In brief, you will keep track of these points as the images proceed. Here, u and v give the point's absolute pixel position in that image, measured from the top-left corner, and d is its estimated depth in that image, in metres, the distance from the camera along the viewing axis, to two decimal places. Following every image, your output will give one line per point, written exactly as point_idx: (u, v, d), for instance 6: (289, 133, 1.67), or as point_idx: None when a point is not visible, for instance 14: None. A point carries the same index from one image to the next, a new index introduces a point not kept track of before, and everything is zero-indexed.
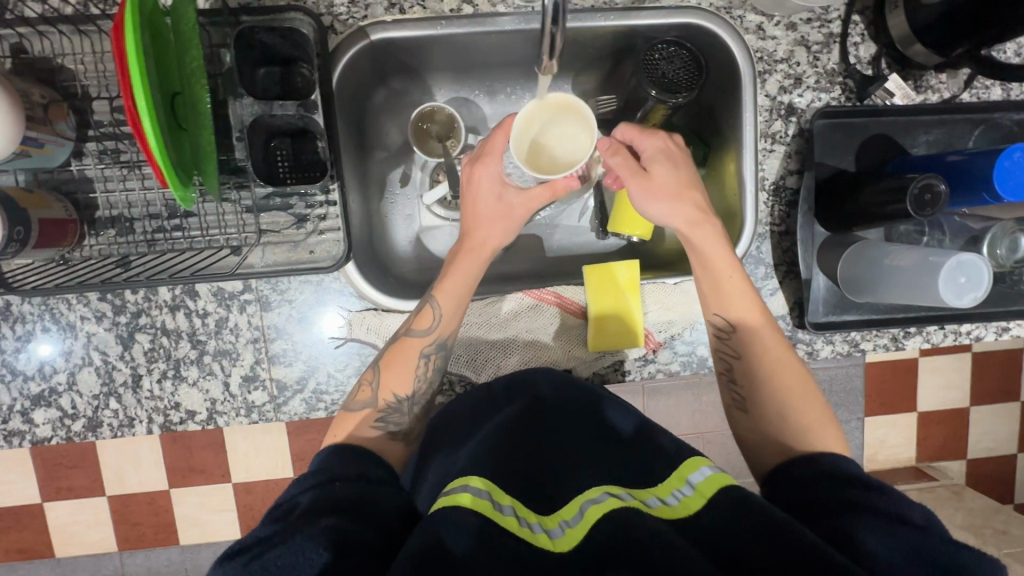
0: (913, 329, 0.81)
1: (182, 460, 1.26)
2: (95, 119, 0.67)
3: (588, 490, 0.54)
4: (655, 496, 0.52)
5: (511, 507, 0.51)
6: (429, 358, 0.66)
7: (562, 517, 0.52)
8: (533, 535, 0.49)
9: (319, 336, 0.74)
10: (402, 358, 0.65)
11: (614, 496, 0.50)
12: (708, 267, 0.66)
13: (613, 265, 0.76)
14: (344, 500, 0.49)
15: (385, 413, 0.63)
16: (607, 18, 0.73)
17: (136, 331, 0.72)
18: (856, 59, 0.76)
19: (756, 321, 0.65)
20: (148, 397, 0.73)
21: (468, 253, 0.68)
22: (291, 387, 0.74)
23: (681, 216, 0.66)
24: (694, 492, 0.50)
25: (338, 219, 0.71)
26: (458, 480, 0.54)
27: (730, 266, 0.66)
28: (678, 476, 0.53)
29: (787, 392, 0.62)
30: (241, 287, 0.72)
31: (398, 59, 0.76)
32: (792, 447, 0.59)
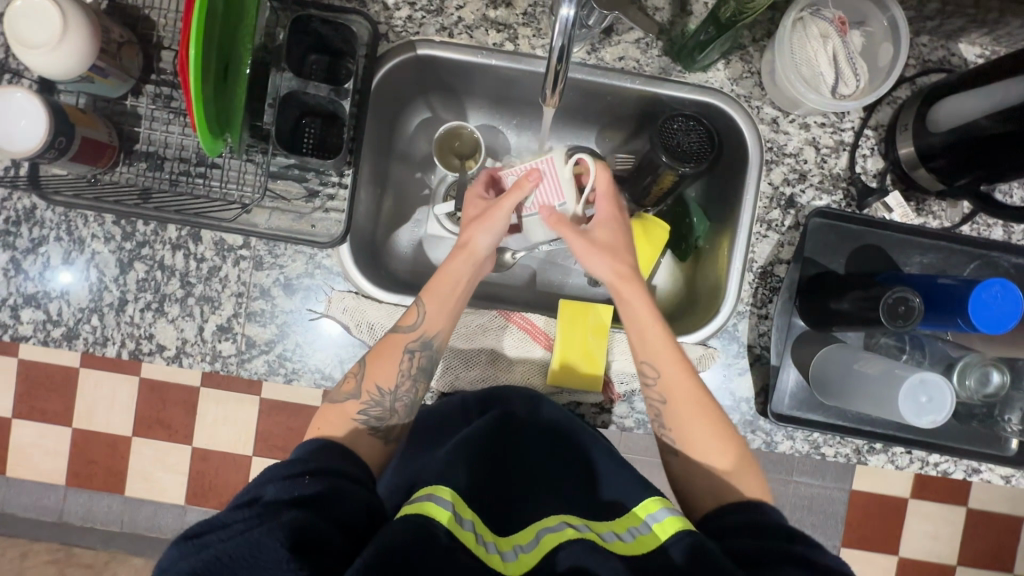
0: (878, 445, 0.79)
1: (152, 412, 1.28)
2: (160, 66, 0.75)
3: (544, 518, 0.56)
4: (611, 531, 0.55)
5: (470, 522, 0.52)
6: (416, 352, 0.70)
7: (515, 540, 0.54)
8: (487, 555, 0.49)
9: (298, 306, 0.77)
10: (386, 356, 0.69)
11: (573, 527, 0.53)
12: (636, 318, 0.70)
13: (587, 305, 0.78)
14: (306, 495, 0.50)
15: (367, 405, 0.67)
16: (634, 81, 0.78)
17: (135, 260, 0.77)
18: (862, 169, 0.78)
19: (680, 370, 0.68)
20: (127, 321, 0.77)
21: (440, 280, 0.73)
22: (258, 346, 0.77)
23: (617, 262, 0.72)
24: (650, 531, 0.53)
25: (345, 202, 0.76)
26: (425, 486, 0.53)
27: (658, 325, 0.70)
28: (638, 513, 0.56)
29: (715, 454, 0.65)
30: (241, 242, 0.77)
31: (441, 76, 0.83)
32: (721, 494, 0.63)
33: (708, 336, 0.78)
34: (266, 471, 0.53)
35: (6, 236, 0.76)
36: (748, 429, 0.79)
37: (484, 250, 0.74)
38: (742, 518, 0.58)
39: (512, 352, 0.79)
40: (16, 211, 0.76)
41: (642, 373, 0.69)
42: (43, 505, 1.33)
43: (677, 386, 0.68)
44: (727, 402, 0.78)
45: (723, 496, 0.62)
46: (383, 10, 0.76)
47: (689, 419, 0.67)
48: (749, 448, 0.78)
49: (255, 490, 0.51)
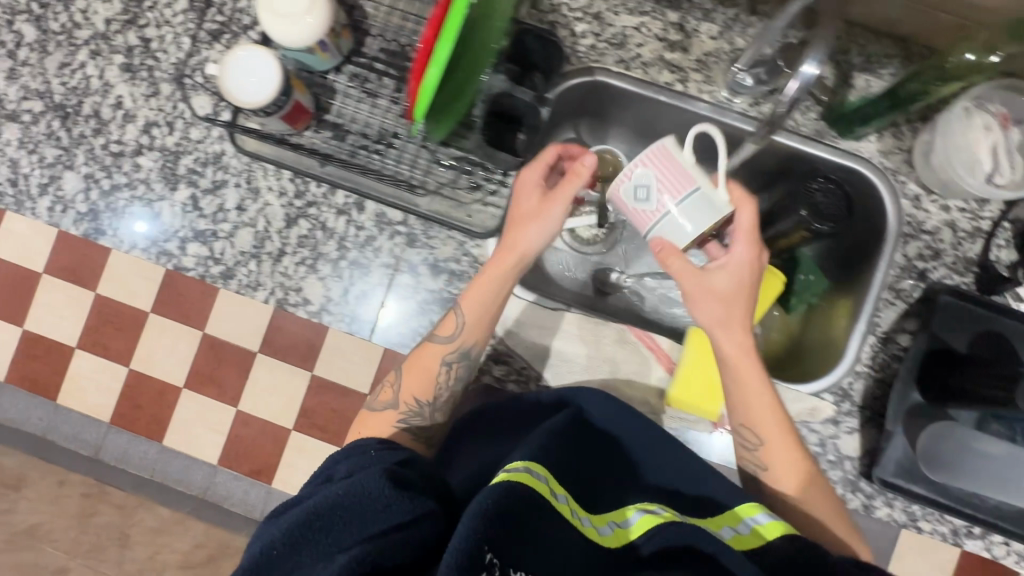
0: (976, 530, 0.79)
1: None
2: (363, 50, 0.82)
3: (640, 502, 0.61)
4: (712, 526, 0.62)
5: (565, 496, 0.55)
6: (451, 364, 0.74)
7: (612, 517, 0.59)
8: (585, 529, 0.55)
9: (440, 288, 0.82)
10: (422, 366, 0.74)
11: (658, 512, 0.58)
12: (739, 388, 0.72)
13: None
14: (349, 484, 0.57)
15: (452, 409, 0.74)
16: (788, 138, 0.83)
17: (302, 217, 0.83)
18: (996, 259, 0.81)
19: (779, 435, 0.71)
20: (281, 272, 0.83)
21: (478, 284, 0.74)
22: (396, 317, 0.82)
23: (727, 329, 0.72)
24: (752, 530, 0.61)
25: (504, 199, 0.82)
26: (517, 457, 0.55)
27: (763, 393, 0.71)
28: (736, 512, 0.63)
29: (809, 504, 0.71)
30: (400, 219, 0.82)
31: (601, 101, 0.88)
32: (813, 539, 0.70)
33: (823, 389, 0.80)
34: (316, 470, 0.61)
35: (192, 173, 0.83)
36: (848, 487, 0.80)
37: (536, 249, 0.74)
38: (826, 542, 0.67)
39: (631, 369, 0.82)
40: (206, 154, 0.83)
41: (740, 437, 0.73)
42: None
43: (778, 446, 0.71)
44: (831, 456, 0.80)
45: (816, 541, 0.70)
46: (571, 36, 0.83)
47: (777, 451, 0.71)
48: (847, 507, 0.80)
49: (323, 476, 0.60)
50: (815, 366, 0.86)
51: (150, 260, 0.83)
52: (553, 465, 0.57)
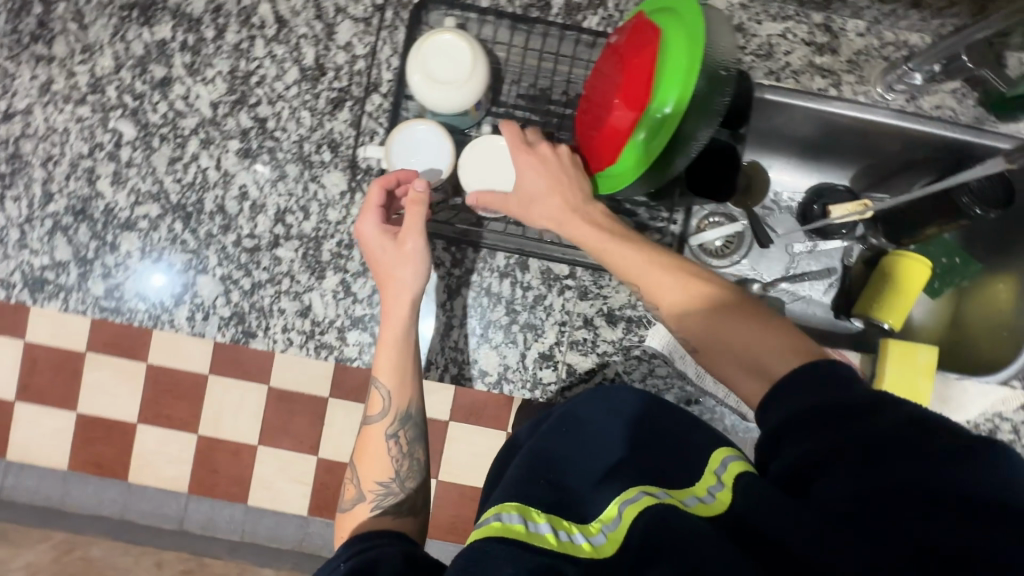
0: None
1: (280, 421, 1.18)
2: (502, 99, 0.77)
3: (624, 491, 0.51)
4: (693, 496, 0.49)
5: (546, 525, 0.49)
6: (393, 440, 0.70)
7: (600, 524, 0.49)
8: (571, 547, 0.46)
9: (621, 337, 0.79)
10: (375, 455, 0.70)
11: (652, 496, 0.49)
12: (623, 261, 0.65)
13: (916, 345, 0.76)
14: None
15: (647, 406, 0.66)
16: (945, 130, 0.82)
17: (464, 286, 0.78)
18: None
19: (682, 287, 0.63)
20: (452, 347, 0.78)
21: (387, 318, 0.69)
22: (580, 375, 0.78)
23: (563, 198, 0.68)
24: (725, 488, 0.48)
25: (674, 237, 0.78)
26: (492, 507, 0.52)
27: (627, 249, 0.65)
28: (712, 475, 0.51)
29: (754, 347, 0.58)
30: (567, 273, 0.78)
31: None
32: (759, 368, 0.56)
33: (1010, 376, 0.80)
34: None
35: (337, 258, 0.78)
36: None
37: (416, 287, 0.68)
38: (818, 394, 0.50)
39: None
40: (350, 234, 0.78)
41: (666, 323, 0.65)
42: (162, 513, 1.20)
43: (675, 294, 0.63)
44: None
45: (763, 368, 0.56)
46: None
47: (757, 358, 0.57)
48: None
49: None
50: (995, 355, 0.86)
51: (308, 356, 0.78)
52: (522, 499, 0.52)
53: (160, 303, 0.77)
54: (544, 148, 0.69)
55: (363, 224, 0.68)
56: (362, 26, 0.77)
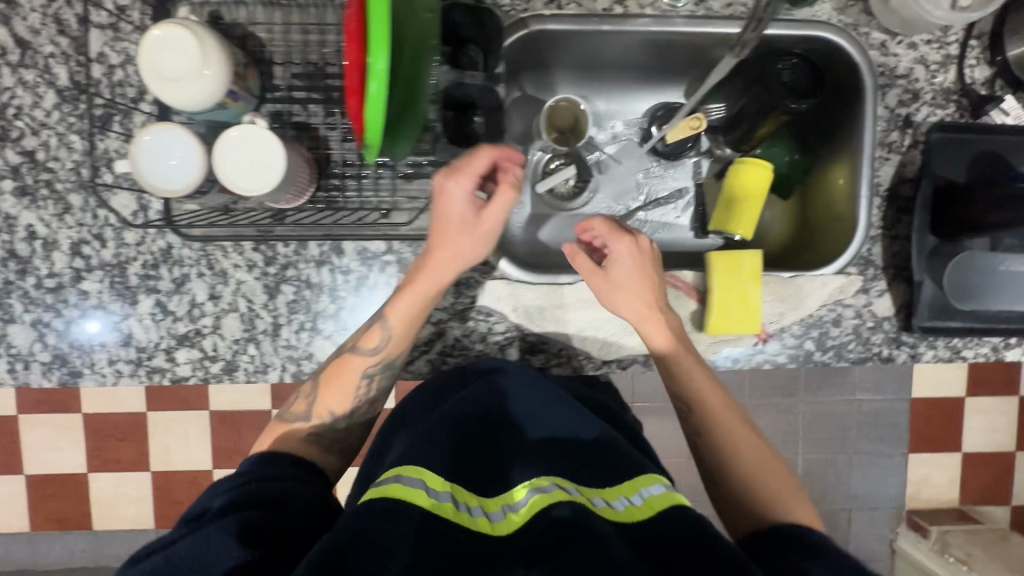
0: (1014, 341, 0.83)
1: (229, 441, 1.18)
2: (275, 82, 0.73)
3: (534, 477, 0.52)
4: (601, 496, 0.51)
5: (448, 493, 0.50)
6: (365, 385, 0.72)
7: (503, 502, 0.51)
8: (472, 521, 0.48)
9: (451, 302, 0.78)
10: (339, 396, 0.71)
11: (562, 489, 0.50)
12: (665, 355, 0.74)
13: (739, 252, 0.76)
14: (204, 512, 0.53)
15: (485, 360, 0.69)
16: (741, 26, 0.79)
17: (283, 282, 0.76)
18: (972, 79, 0.79)
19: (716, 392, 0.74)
20: (285, 345, 0.77)
21: (419, 282, 0.70)
22: (419, 346, 0.79)
23: (640, 305, 0.73)
24: (643, 504, 0.50)
25: (483, 190, 0.76)
26: (391, 468, 0.52)
27: (673, 348, 0.74)
28: (630, 484, 0.53)
29: (735, 440, 0.72)
30: (384, 248, 0.77)
31: (541, 50, 0.86)
32: (748, 474, 0.69)
33: (846, 263, 0.81)
34: (212, 488, 0.58)
35: (147, 279, 0.75)
36: (892, 345, 0.83)
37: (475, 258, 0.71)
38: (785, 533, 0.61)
39: (665, 312, 0.80)
40: (153, 253, 0.75)
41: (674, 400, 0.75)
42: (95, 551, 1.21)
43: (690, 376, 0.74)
44: (869, 323, 0.82)
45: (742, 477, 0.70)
46: None
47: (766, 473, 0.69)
48: (895, 362, 0.82)
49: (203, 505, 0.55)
50: (830, 242, 0.86)
51: (142, 384, 0.76)
52: (430, 461, 0.53)
53: (91, 350, 0.75)
54: (611, 265, 0.74)
55: (451, 185, 0.67)
56: (111, 33, 0.72)
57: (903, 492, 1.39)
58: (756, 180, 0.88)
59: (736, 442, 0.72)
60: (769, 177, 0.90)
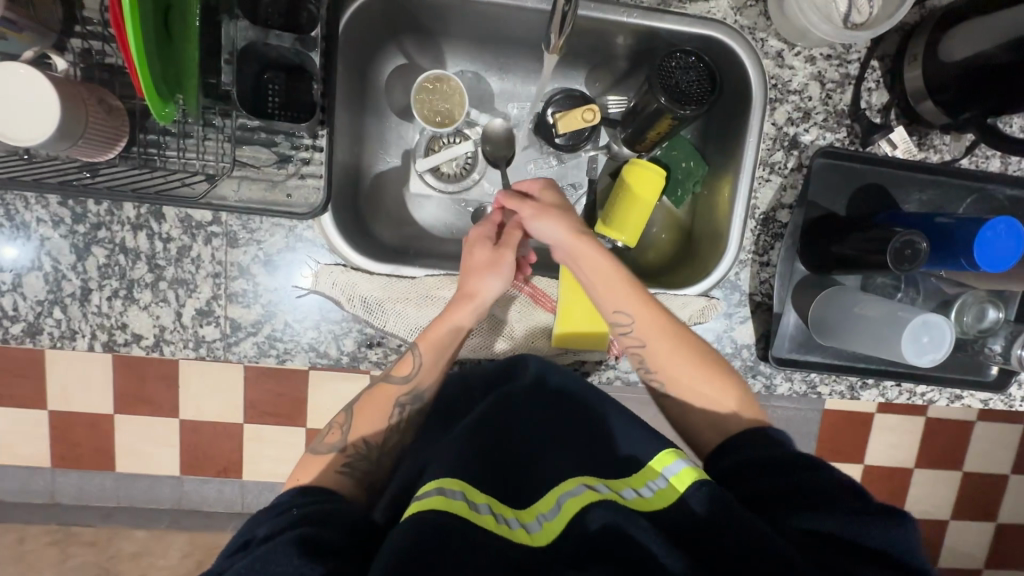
0: (870, 381, 0.81)
1: (131, 387, 1.02)
2: (84, 14, 0.63)
3: (564, 481, 0.54)
4: (630, 487, 0.54)
5: (486, 505, 0.51)
6: (406, 407, 0.66)
7: (538, 510, 0.53)
8: (510, 531, 0.49)
9: (283, 283, 0.72)
10: (404, 367, 0.66)
11: (591, 489, 0.51)
12: (600, 276, 0.68)
13: None
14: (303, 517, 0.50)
15: (406, 399, 0.66)
16: (630, 15, 0.73)
17: (93, 244, 0.69)
18: (867, 104, 0.75)
19: (651, 312, 0.66)
20: (95, 312, 0.71)
21: (461, 300, 0.69)
22: (244, 328, 0.72)
23: (567, 228, 0.69)
24: (667, 483, 0.53)
25: (322, 166, 0.69)
26: (429, 481, 0.52)
27: (615, 268, 0.68)
28: (653, 466, 0.55)
29: (691, 371, 0.66)
30: (210, 218, 0.70)
31: (414, 12, 0.77)
32: (715, 420, 0.64)
33: (709, 287, 0.77)
34: (264, 508, 0.53)
35: None
36: (749, 373, 0.80)
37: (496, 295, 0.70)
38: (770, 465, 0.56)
39: (514, 317, 0.75)
40: None
41: (616, 324, 0.67)
42: None
43: (632, 300, 0.67)
44: (727, 350, 0.78)
45: (720, 424, 0.64)
46: None
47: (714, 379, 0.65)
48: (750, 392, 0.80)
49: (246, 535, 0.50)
50: (702, 260, 0.81)
51: None
52: (467, 476, 0.52)
53: None
54: (546, 197, 0.73)
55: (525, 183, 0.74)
56: None
57: None
58: (647, 188, 0.80)
59: (680, 368, 0.66)
60: (661, 183, 0.81)
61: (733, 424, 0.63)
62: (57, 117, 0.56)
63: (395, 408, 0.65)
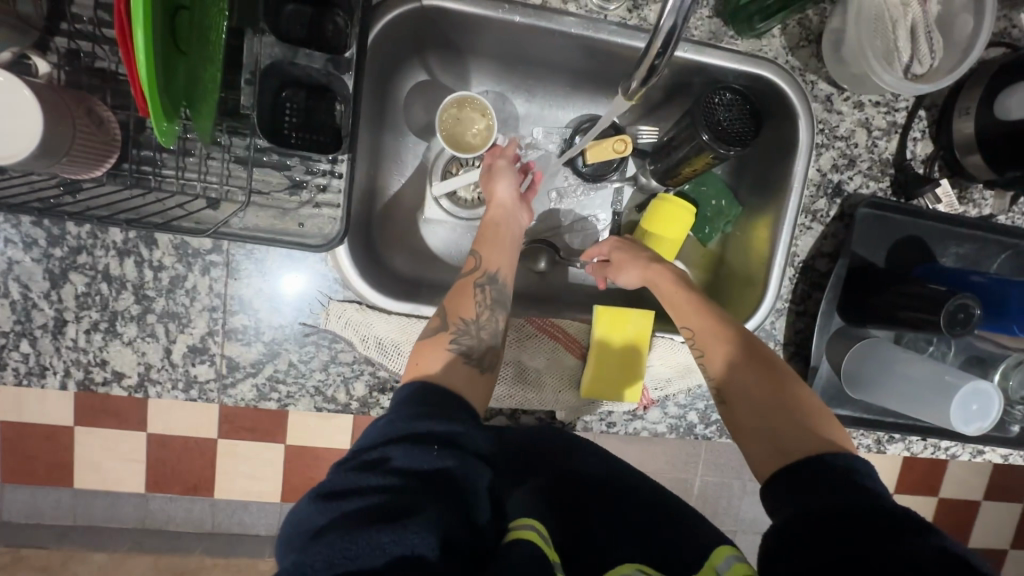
0: (897, 436, 0.79)
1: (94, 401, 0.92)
2: (72, 11, 0.55)
3: (620, 566, 0.48)
4: None
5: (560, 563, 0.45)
6: (488, 288, 0.64)
7: None
8: None
9: (288, 320, 0.65)
10: (430, 353, 0.57)
11: None
12: (665, 290, 0.69)
13: (626, 310, 0.71)
14: (438, 471, 0.44)
15: (458, 335, 0.59)
16: (682, 48, 0.68)
17: (70, 270, 0.61)
18: (912, 155, 0.72)
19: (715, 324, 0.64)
20: (70, 347, 0.62)
21: (492, 233, 0.68)
22: (243, 368, 0.65)
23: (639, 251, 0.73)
24: None
25: (339, 194, 0.63)
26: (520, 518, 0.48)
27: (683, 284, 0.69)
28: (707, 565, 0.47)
29: (761, 394, 0.59)
30: (210, 247, 0.62)
31: (444, 31, 0.70)
32: (784, 449, 0.54)
33: None
34: (378, 428, 0.48)
35: None
36: None
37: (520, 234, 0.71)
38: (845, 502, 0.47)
39: (541, 363, 0.69)
40: None
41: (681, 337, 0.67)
42: None
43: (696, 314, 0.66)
44: None
45: (787, 450, 0.54)
46: None
47: (796, 407, 0.58)
48: None
49: (380, 450, 0.46)
50: (735, 306, 0.78)
51: None
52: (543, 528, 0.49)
53: None
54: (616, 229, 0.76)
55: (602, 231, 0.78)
56: None
57: None
58: (679, 225, 0.78)
59: (745, 390, 0.60)
60: (691, 221, 0.79)
61: (796, 441, 0.54)
62: (37, 137, 0.48)
63: (453, 344, 0.59)
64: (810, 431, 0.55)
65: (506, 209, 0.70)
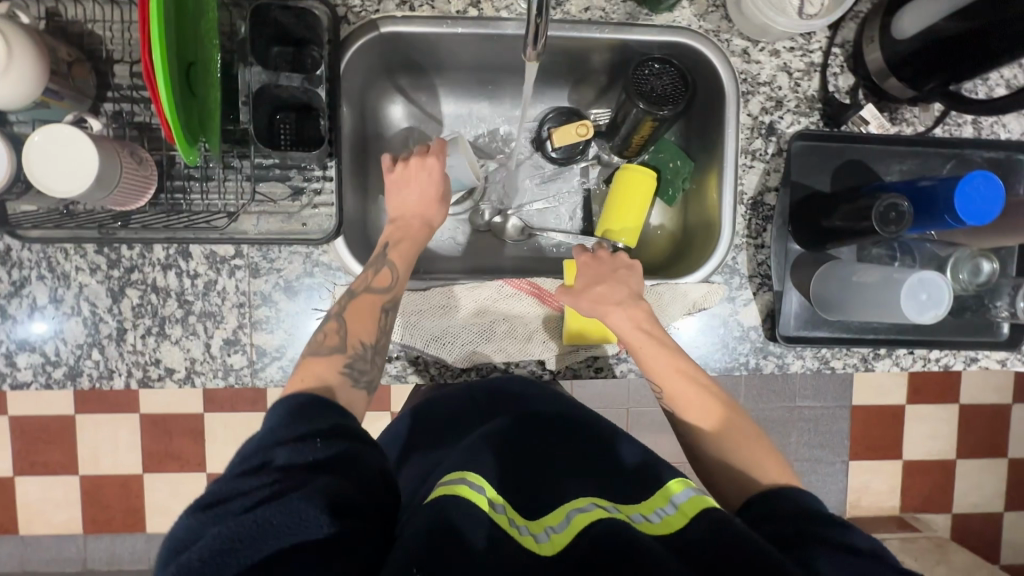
0: (883, 351, 0.82)
1: (159, 445, 1.22)
2: (115, 82, 0.71)
3: (574, 499, 0.50)
4: (638, 513, 0.50)
5: (502, 506, 0.49)
6: (390, 312, 0.69)
7: (544, 523, 0.49)
8: (519, 536, 0.46)
9: (302, 307, 0.76)
10: (320, 370, 0.61)
11: (602, 508, 0.48)
12: (634, 341, 0.67)
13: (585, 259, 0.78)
14: (326, 457, 0.48)
15: (352, 359, 0.63)
16: (602, 30, 0.79)
17: (127, 286, 0.75)
18: (835, 88, 0.80)
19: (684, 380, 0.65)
20: (130, 350, 0.75)
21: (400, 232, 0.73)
22: (269, 354, 0.76)
23: (608, 293, 0.70)
24: (676, 512, 0.48)
25: (332, 195, 0.75)
26: (453, 471, 0.51)
27: (651, 333, 0.67)
28: (660, 496, 0.51)
29: (731, 438, 0.62)
30: (233, 252, 0.75)
31: (407, 54, 0.84)
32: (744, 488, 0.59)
33: (710, 272, 0.80)
34: (260, 437, 0.50)
35: None
36: (760, 354, 0.81)
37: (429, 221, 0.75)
38: (786, 524, 0.51)
39: (525, 320, 0.78)
40: None
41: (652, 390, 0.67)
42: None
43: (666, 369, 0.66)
44: (735, 333, 0.80)
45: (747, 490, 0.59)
46: None
47: (754, 443, 0.61)
48: (763, 373, 0.81)
49: (263, 454, 0.48)
50: (699, 250, 0.85)
51: None
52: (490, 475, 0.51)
53: None
54: (585, 264, 0.72)
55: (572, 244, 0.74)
56: None
57: (845, 500, 1.42)
58: (641, 190, 0.84)
59: (713, 437, 0.63)
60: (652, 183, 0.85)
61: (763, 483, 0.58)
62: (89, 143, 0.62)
63: (348, 369, 0.63)
64: (765, 472, 0.59)
65: (422, 218, 0.75)
